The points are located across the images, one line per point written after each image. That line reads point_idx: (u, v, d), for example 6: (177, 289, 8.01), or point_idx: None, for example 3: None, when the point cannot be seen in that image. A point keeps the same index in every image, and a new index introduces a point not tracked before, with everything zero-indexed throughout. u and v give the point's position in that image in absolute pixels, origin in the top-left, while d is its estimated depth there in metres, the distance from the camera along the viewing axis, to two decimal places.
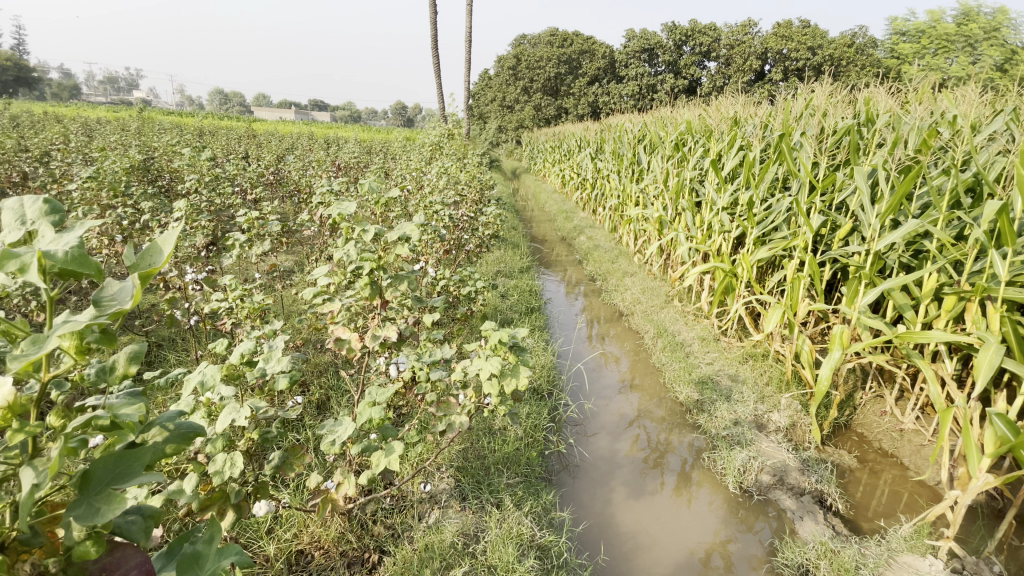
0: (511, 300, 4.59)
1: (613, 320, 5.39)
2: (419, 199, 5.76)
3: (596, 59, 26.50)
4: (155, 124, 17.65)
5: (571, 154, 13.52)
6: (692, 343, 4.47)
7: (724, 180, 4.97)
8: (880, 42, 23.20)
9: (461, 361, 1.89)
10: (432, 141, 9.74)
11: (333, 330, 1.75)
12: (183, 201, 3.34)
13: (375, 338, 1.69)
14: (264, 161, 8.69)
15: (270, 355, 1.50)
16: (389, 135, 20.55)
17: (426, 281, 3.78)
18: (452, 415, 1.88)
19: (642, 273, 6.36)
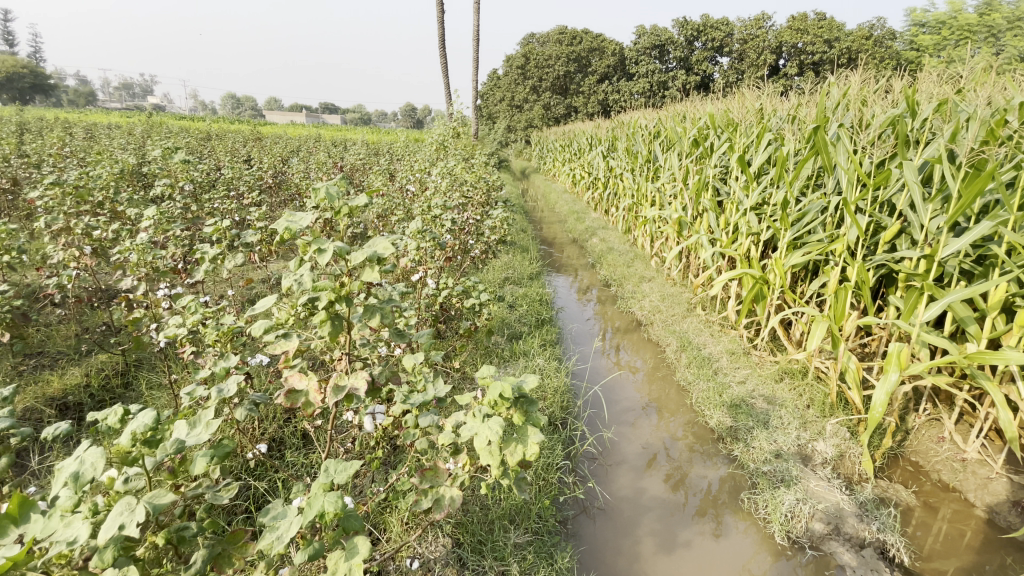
0: (520, 311, 4.21)
1: (630, 329, 4.99)
2: (422, 202, 5.41)
3: (606, 56, 26.04)
4: (163, 128, 17.60)
5: (581, 154, 13.11)
6: (719, 358, 4.05)
7: (752, 177, 4.55)
8: (900, 33, 22.46)
9: (453, 416, 1.54)
10: (438, 141, 9.39)
11: (287, 377, 1.38)
12: (153, 207, 3.00)
13: (338, 389, 1.34)
14: (264, 163, 8.40)
15: (196, 422, 1.20)
16: (397, 137, 20.28)
17: (424, 294, 3.41)
18: (440, 487, 1.52)
19: (660, 278, 5.95)
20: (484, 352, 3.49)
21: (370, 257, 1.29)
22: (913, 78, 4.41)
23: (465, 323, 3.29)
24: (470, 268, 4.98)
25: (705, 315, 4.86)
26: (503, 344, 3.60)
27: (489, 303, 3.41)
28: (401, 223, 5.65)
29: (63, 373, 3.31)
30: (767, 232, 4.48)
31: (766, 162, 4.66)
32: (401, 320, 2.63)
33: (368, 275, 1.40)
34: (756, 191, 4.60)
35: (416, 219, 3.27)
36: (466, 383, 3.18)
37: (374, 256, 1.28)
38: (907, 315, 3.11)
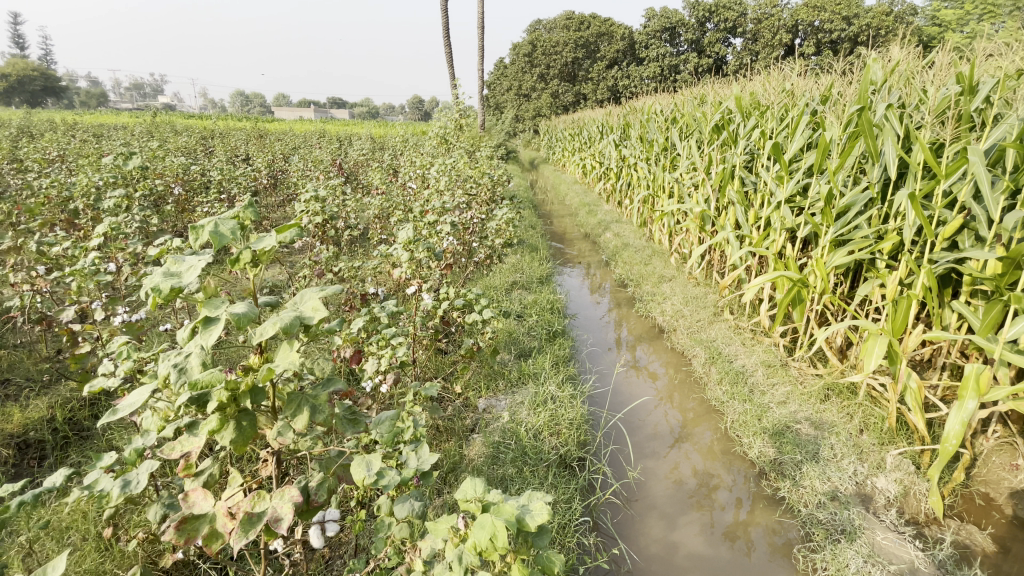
0: (530, 322, 3.80)
1: (652, 337, 4.56)
2: (421, 202, 5.02)
3: (615, 41, 25.26)
4: (166, 127, 17.37)
5: (592, 143, 12.61)
6: (754, 373, 3.62)
7: (787, 166, 4.06)
8: (922, 8, 21.42)
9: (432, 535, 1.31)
10: (441, 134, 8.97)
11: (191, 495, 1.14)
12: (107, 222, 2.64)
13: (253, 520, 1.09)
14: (261, 162, 8.05)
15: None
16: (403, 130, 19.84)
17: (420, 312, 3.03)
18: None
19: (682, 277, 5.50)
20: (488, 374, 3.09)
21: (277, 329, 1.03)
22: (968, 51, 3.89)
23: (466, 343, 2.89)
24: (474, 273, 4.58)
25: (734, 320, 4.41)
26: (511, 363, 3.21)
27: (494, 318, 3.01)
28: (400, 224, 5.26)
29: (24, 406, 2.97)
30: (803, 227, 4.01)
31: (801, 149, 4.17)
32: (388, 352, 2.25)
33: (283, 349, 1.13)
34: (791, 181, 4.12)
35: (407, 227, 2.86)
36: (468, 412, 2.80)
37: (281, 326, 1.02)
38: (983, 329, 2.66)
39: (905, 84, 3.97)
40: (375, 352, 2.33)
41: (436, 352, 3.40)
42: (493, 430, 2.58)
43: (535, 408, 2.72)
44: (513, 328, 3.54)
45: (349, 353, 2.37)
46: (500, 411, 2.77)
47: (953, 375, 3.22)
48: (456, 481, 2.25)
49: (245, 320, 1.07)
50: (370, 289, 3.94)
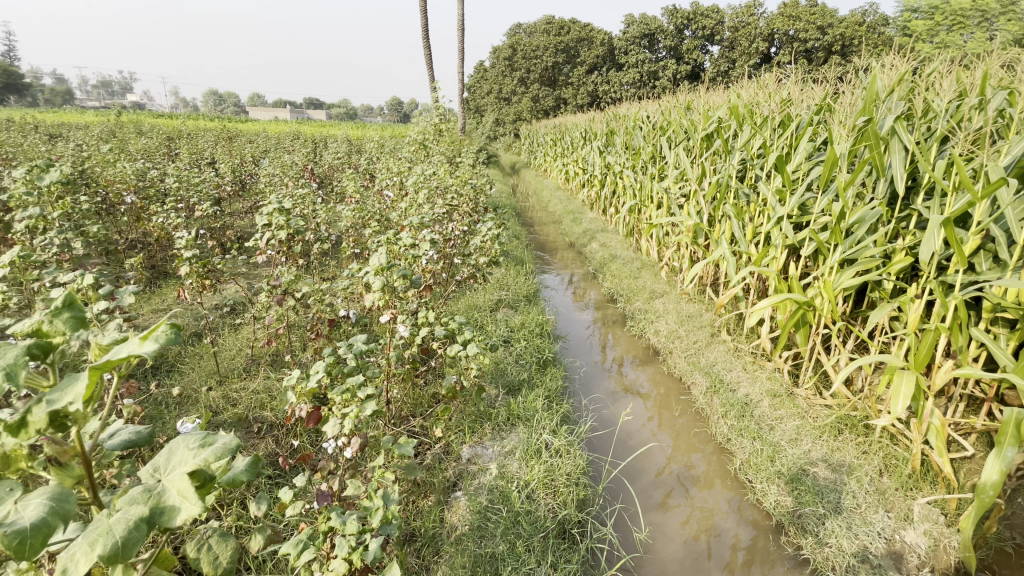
0: (517, 350, 3.46)
1: (647, 359, 4.29)
2: (397, 215, 4.64)
3: (595, 47, 25.28)
4: (130, 127, 16.58)
5: (574, 149, 12.36)
6: (760, 403, 3.36)
7: (790, 181, 3.83)
8: (892, 18, 21.86)
9: None
10: (419, 140, 8.60)
11: None
12: (15, 250, 2.20)
13: None
14: (226, 167, 7.55)
15: None
16: (380, 133, 19.39)
17: (394, 347, 2.66)
18: None
19: (674, 293, 5.23)
20: (472, 414, 2.74)
21: (94, 562, 0.85)
22: (977, 61, 3.69)
23: (448, 383, 2.54)
24: (455, 292, 4.22)
25: (733, 342, 4.16)
26: (497, 401, 2.86)
27: (481, 354, 2.66)
28: (375, 237, 4.87)
29: None
30: (807, 245, 3.78)
31: (805, 163, 3.94)
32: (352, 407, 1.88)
33: None
34: (794, 196, 3.89)
35: (378, 251, 2.43)
36: (449, 463, 2.45)
37: (103, 559, 0.84)
38: (1017, 368, 2.43)
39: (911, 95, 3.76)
40: (340, 405, 1.97)
41: (413, 386, 3.04)
42: (479, 489, 2.24)
43: (527, 461, 2.38)
44: (500, 359, 3.19)
45: (307, 408, 2.02)
46: (486, 462, 2.42)
47: (971, 409, 3.01)
48: (436, 560, 1.90)
49: (32, 541, 0.82)
50: (340, 312, 3.55)
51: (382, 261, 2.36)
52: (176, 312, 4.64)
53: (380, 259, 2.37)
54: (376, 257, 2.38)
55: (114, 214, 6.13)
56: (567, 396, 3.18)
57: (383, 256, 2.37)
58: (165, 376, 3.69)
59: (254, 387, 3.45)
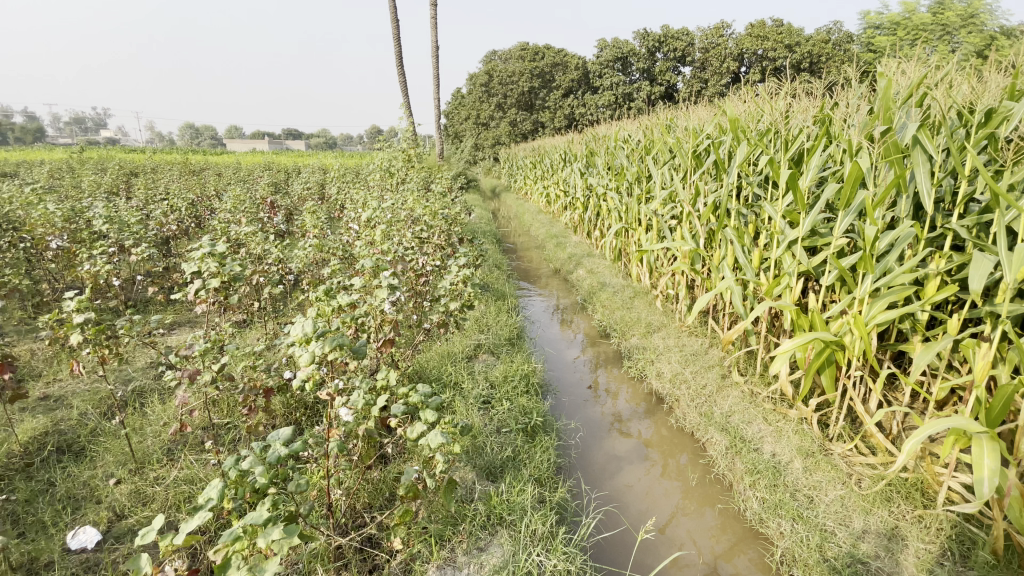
0: (498, 415, 2.86)
1: (650, 408, 3.73)
2: (355, 253, 4.06)
3: (569, 71, 25.46)
4: (91, 163, 15.89)
5: (554, 172, 11.98)
6: (792, 466, 2.82)
7: (804, 201, 3.35)
8: (855, 36, 22.40)
9: None
10: (388, 168, 8.09)
11: None
12: None
13: None
14: (176, 203, 6.91)
15: None
16: (354, 161, 19.01)
17: (336, 436, 2.06)
18: None
19: (673, 325, 4.70)
20: (443, 517, 2.13)
21: None
22: (1000, 61, 3.30)
23: (406, 480, 1.93)
24: (425, 340, 3.63)
25: (747, 385, 3.63)
26: (474, 495, 2.25)
27: (450, 440, 2.07)
28: (334, 277, 4.26)
29: None
30: (826, 273, 3.30)
31: (816, 179, 3.49)
32: (250, 567, 1.29)
33: None
34: (808, 217, 3.42)
35: (301, 317, 1.81)
36: None
37: None
38: None
39: (930, 102, 3.35)
40: (240, 556, 1.38)
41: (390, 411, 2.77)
42: None
43: None
44: (476, 430, 2.60)
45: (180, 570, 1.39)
46: None
47: None
48: None
49: None
50: (284, 377, 2.93)
51: (306, 327, 1.75)
52: (101, 375, 3.97)
53: (302, 324, 1.77)
54: (295, 321, 1.78)
55: (41, 262, 5.44)
56: (563, 478, 2.61)
57: (309, 320, 1.77)
58: (70, 462, 3.02)
59: (176, 476, 2.80)
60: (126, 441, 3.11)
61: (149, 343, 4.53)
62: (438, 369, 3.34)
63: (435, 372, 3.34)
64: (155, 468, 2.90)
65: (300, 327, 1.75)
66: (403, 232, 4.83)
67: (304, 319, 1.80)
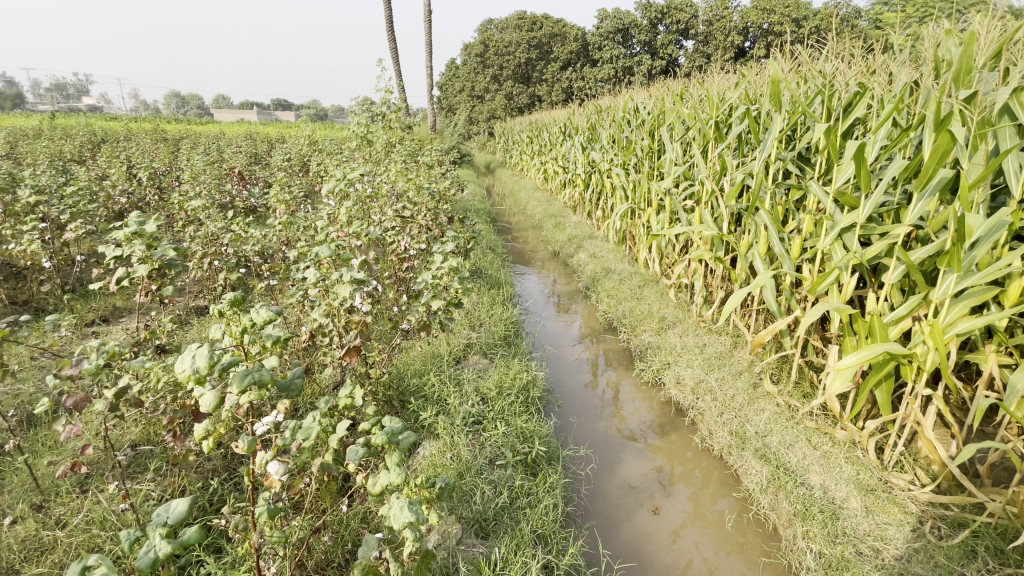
0: (489, 443, 2.31)
1: (670, 422, 3.20)
2: (322, 235, 3.43)
3: (568, 42, 24.38)
4: (59, 127, 14.89)
5: (553, 147, 11.26)
6: (849, 505, 2.30)
7: (865, 180, 2.76)
8: (864, 12, 21.48)
9: None
10: (373, 138, 7.37)
11: None
12: None
13: None
14: (132, 173, 6.17)
15: None
16: (341, 133, 18.11)
17: (267, 499, 1.50)
18: None
19: (689, 321, 4.15)
20: None
21: None
22: None
23: (361, 562, 1.38)
24: (405, 342, 3.05)
25: (782, 397, 3.09)
26: (458, 564, 1.71)
27: (423, 503, 1.52)
28: (300, 261, 3.65)
29: None
30: (888, 269, 2.74)
31: (878, 155, 2.90)
32: None
33: None
34: (868, 200, 2.83)
35: (194, 342, 1.22)
36: None
37: None
38: None
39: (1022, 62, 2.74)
40: None
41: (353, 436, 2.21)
42: None
43: None
44: (463, 468, 2.05)
45: None
46: None
47: None
48: None
49: None
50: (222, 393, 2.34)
51: (196, 360, 1.16)
52: None
53: (192, 355, 1.18)
54: (184, 350, 1.19)
55: None
56: (574, 534, 2.09)
57: (202, 348, 1.18)
58: None
59: (84, 518, 2.21)
60: (33, 462, 2.49)
61: (88, 335, 3.91)
62: (418, 379, 2.77)
63: (414, 381, 2.77)
64: (63, 503, 2.30)
65: (188, 359, 1.17)
66: (382, 210, 4.20)
67: (198, 344, 1.22)
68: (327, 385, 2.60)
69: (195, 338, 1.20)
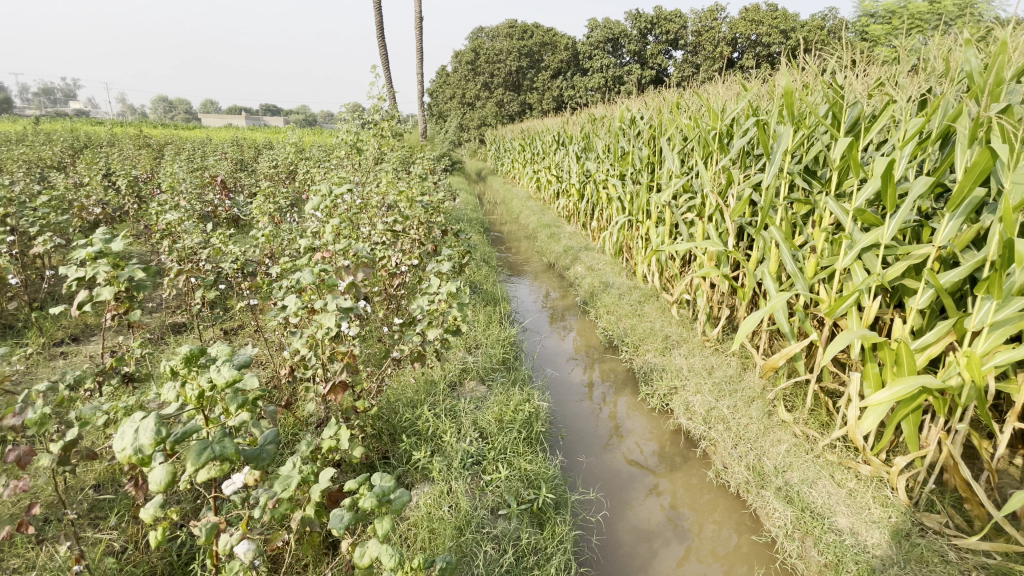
0: (491, 488, 2.10)
1: (681, 454, 3.01)
2: (306, 252, 3.18)
3: (559, 51, 24.37)
4: (38, 131, 14.51)
5: (545, 155, 11.11)
6: (883, 555, 2.13)
7: (892, 198, 2.61)
8: (849, 25, 21.77)
9: None
10: (361, 146, 7.13)
11: None
12: None
13: None
14: (108, 181, 5.86)
15: None
16: (329, 138, 17.87)
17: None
18: None
19: (694, 340, 3.98)
20: None
21: None
22: None
23: None
24: (396, 369, 2.83)
25: (799, 427, 2.92)
26: None
27: None
28: (284, 279, 3.40)
29: None
30: (915, 293, 2.58)
31: (901, 171, 2.75)
32: None
33: None
34: (893, 219, 2.69)
35: (135, 414, 1.00)
36: None
37: None
38: None
39: None
40: None
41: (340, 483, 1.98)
42: None
43: None
44: (464, 523, 1.83)
45: None
46: None
47: None
48: None
49: None
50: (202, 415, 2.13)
51: (139, 437, 0.96)
52: None
53: (134, 430, 0.98)
54: (124, 424, 0.99)
55: None
56: None
57: (147, 422, 0.98)
58: None
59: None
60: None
61: (55, 358, 3.61)
62: (411, 412, 2.55)
63: (407, 414, 2.54)
64: (17, 555, 1.87)
65: (128, 436, 0.96)
66: (371, 224, 3.97)
67: (143, 414, 1.02)
68: (312, 420, 2.37)
69: (138, 409, 0.99)
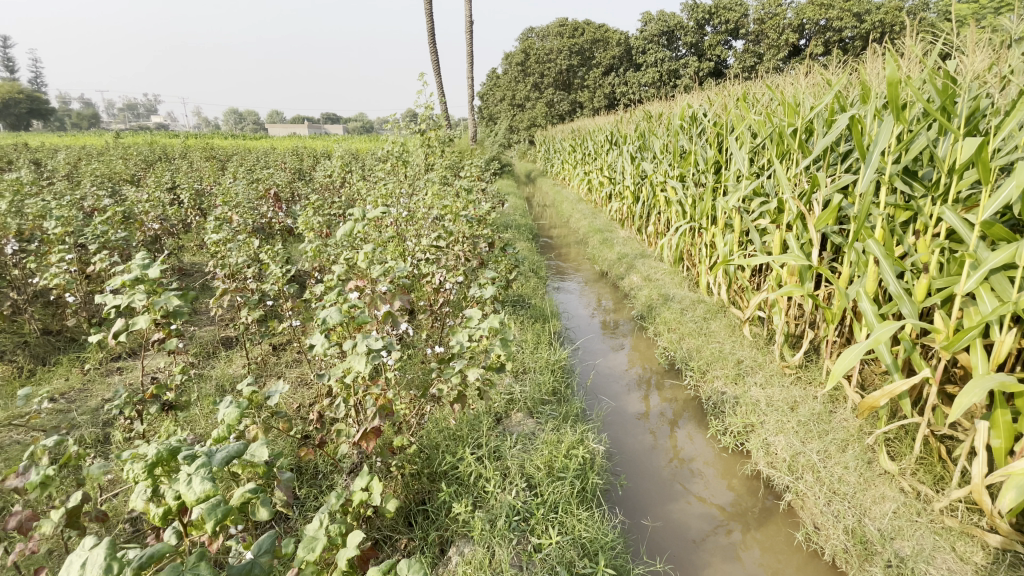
0: (542, 556, 1.85)
1: (759, 506, 2.62)
2: (345, 272, 3.03)
3: (610, 48, 23.68)
4: (122, 146, 15.66)
5: (597, 156, 10.68)
6: None
7: None
8: (933, 2, 19.75)
9: None
10: (409, 154, 7.04)
11: None
12: None
13: None
14: (169, 195, 6.05)
15: None
16: (381, 144, 18.20)
17: None
18: None
19: (771, 366, 3.53)
20: None
21: None
22: None
23: None
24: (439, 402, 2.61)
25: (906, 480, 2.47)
26: None
27: None
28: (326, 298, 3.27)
29: None
30: None
31: None
32: None
33: None
34: None
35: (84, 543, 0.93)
36: None
37: None
38: None
39: None
40: None
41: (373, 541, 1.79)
42: None
43: None
44: None
45: None
46: None
47: None
48: None
49: None
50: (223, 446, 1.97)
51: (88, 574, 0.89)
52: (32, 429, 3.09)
53: (82, 563, 0.92)
54: (72, 555, 0.93)
55: None
56: None
57: (97, 555, 0.91)
58: None
59: None
60: None
61: (113, 373, 3.67)
62: (454, 454, 2.32)
63: (448, 456, 2.32)
64: None
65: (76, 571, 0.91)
66: (415, 239, 3.79)
67: (97, 540, 0.96)
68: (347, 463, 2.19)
69: (91, 538, 0.94)
